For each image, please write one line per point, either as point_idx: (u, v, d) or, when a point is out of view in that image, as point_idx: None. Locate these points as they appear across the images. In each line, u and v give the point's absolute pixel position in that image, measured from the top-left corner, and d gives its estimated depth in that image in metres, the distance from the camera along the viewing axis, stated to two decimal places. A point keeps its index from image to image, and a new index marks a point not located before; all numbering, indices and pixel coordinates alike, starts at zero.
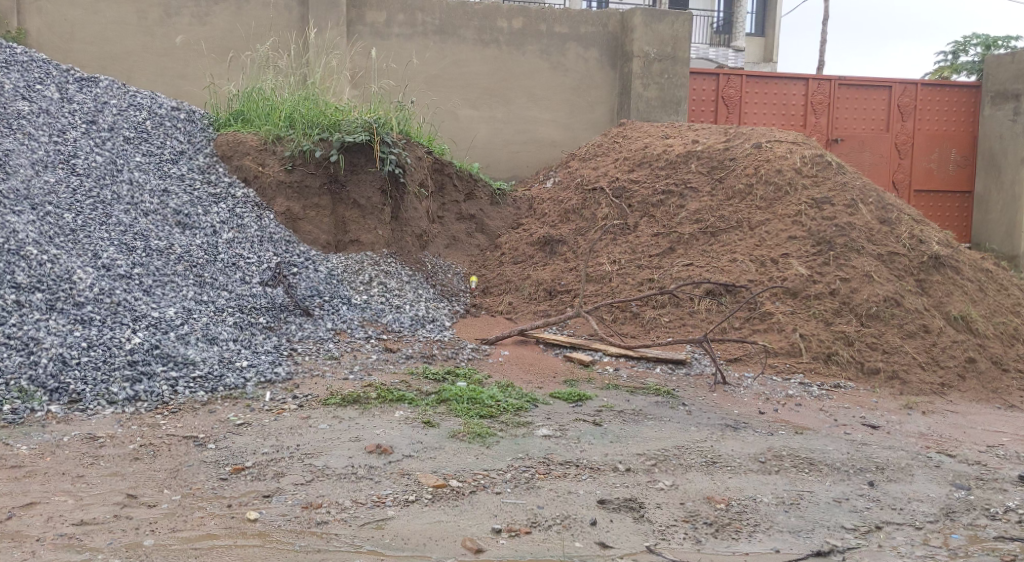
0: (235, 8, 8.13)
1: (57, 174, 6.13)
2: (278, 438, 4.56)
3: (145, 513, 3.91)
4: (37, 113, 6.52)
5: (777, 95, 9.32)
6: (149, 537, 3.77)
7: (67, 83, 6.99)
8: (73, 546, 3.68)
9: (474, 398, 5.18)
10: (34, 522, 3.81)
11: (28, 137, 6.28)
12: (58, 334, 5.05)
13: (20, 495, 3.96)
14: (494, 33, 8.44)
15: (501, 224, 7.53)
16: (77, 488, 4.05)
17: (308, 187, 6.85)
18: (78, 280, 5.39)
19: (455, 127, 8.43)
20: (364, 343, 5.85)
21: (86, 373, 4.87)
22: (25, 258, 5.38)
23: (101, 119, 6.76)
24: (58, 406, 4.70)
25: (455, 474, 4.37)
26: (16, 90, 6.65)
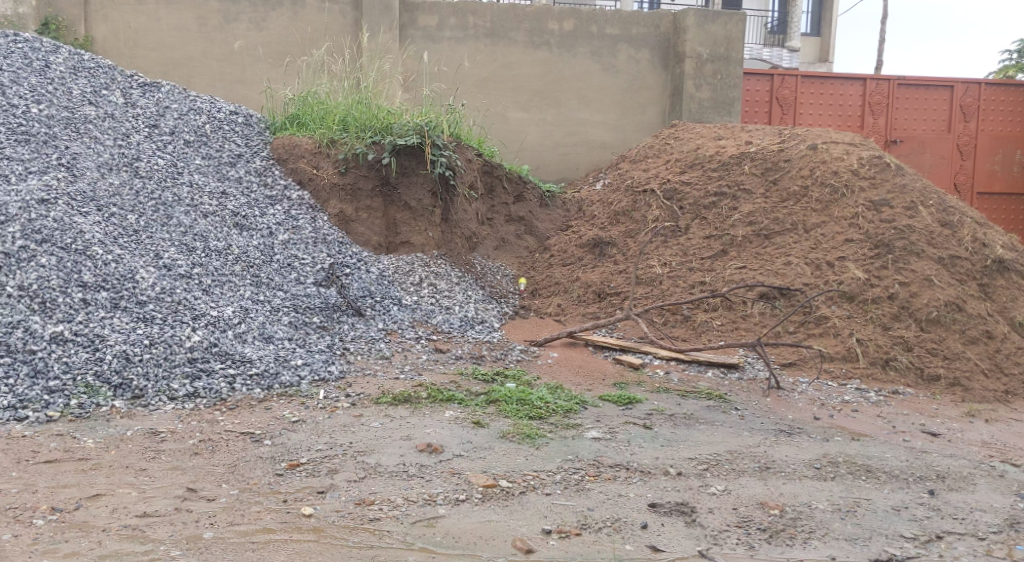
0: (292, 13, 8.21)
1: (122, 177, 6.20)
2: (332, 435, 4.59)
3: (205, 506, 3.95)
4: (103, 117, 6.61)
5: (834, 96, 9.18)
6: (208, 529, 3.80)
7: (131, 88, 7.11)
8: (137, 537, 3.72)
9: (523, 400, 5.20)
10: (101, 512, 3.86)
11: (94, 141, 6.36)
12: (123, 331, 5.09)
13: (87, 487, 4.02)
14: (544, 35, 8.42)
15: (551, 225, 7.51)
16: (141, 480, 4.10)
17: (361, 189, 6.93)
18: (141, 280, 5.44)
19: (504, 130, 8.43)
20: (414, 343, 5.90)
21: (148, 370, 4.93)
22: (91, 258, 5.42)
23: (163, 123, 6.87)
24: (122, 402, 4.77)
25: (506, 474, 4.38)
26: (82, 94, 6.74)
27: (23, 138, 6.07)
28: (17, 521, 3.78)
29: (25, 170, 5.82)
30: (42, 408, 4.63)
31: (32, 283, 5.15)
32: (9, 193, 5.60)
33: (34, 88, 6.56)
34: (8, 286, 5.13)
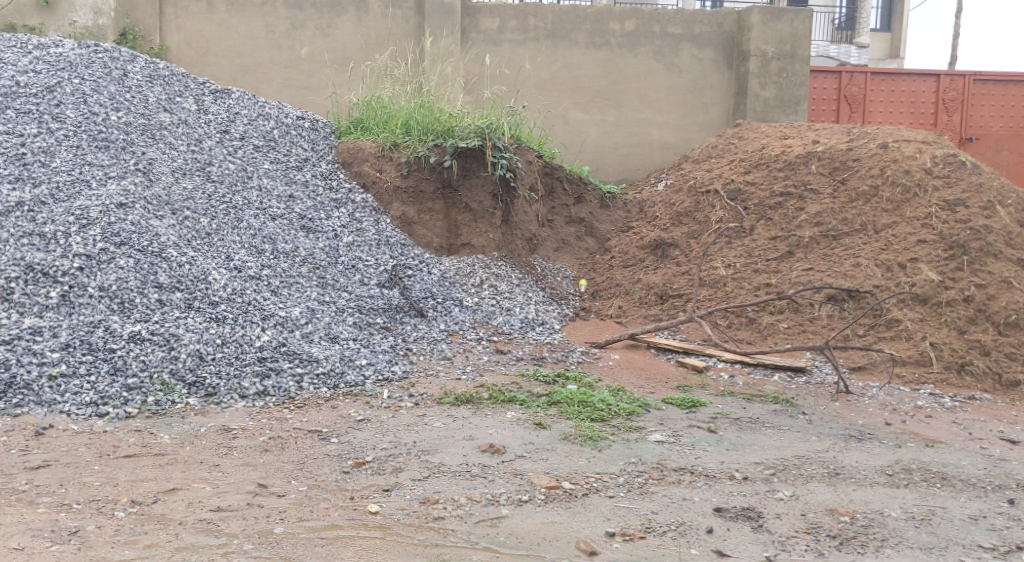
0: (356, 20, 8.30)
1: (195, 181, 6.28)
2: (396, 434, 4.62)
3: (275, 502, 3.97)
4: (177, 123, 6.70)
5: (906, 93, 9.00)
6: (279, 524, 3.81)
7: (203, 95, 7.21)
8: (211, 531, 3.75)
9: (585, 402, 5.17)
10: (177, 506, 3.90)
11: (169, 146, 6.45)
12: (197, 331, 5.14)
13: (164, 481, 4.07)
14: (605, 36, 8.37)
15: (612, 226, 7.45)
16: (214, 475, 4.14)
17: (422, 192, 6.98)
18: (214, 281, 5.50)
19: (565, 131, 8.39)
20: (476, 344, 5.90)
21: (220, 368, 4.99)
22: (166, 260, 5.48)
23: (233, 128, 6.98)
24: (196, 399, 4.83)
25: (568, 475, 4.35)
26: (158, 102, 6.82)
27: (103, 145, 6.11)
28: (99, 512, 3.82)
29: (105, 175, 5.87)
30: (121, 404, 4.69)
31: (111, 284, 5.21)
32: (89, 197, 5.67)
33: (112, 96, 6.60)
34: (89, 287, 5.17)
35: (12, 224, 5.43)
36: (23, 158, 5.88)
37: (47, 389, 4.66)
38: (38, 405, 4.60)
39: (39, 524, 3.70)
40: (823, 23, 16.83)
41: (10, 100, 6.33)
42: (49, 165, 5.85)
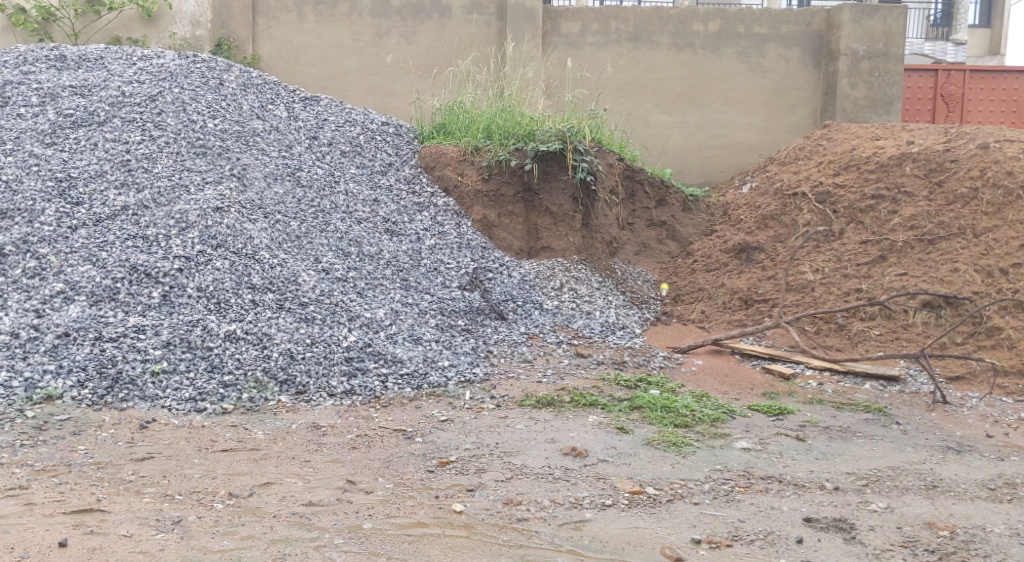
0: (439, 26, 8.36)
1: (286, 186, 6.36)
2: (479, 436, 4.64)
3: (363, 498, 3.98)
4: (269, 130, 6.79)
5: (1008, 91, 8.70)
6: (367, 520, 3.82)
7: (294, 102, 7.32)
8: (304, 524, 3.76)
9: (668, 407, 5.09)
10: (271, 499, 3.93)
11: (262, 152, 6.54)
12: (287, 331, 5.19)
13: (258, 475, 4.11)
14: (689, 37, 8.26)
15: (695, 230, 7.32)
16: (305, 471, 4.17)
17: (503, 195, 6.98)
18: (303, 282, 5.55)
19: (647, 134, 8.30)
20: (556, 347, 5.85)
21: (310, 366, 5.03)
22: (258, 262, 5.56)
23: (322, 134, 7.07)
24: (287, 397, 4.86)
25: (652, 481, 4.29)
26: (251, 109, 6.92)
27: (200, 151, 6.22)
28: (200, 503, 3.87)
29: (202, 180, 5.98)
30: (218, 400, 4.74)
31: (209, 285, 5.29)
32: (188, 201, 5.77)
33: (209, 105, 6.70)
34: (188, 288, 5.26)
35: (117, 228, 5.55)
36: (127, 164, 5.99)
37: (150, 385, 4.73)
38: (141, 400, 4.66)
39: (145, 513, 3.76)
40: (917, 21, 16.52)
41: (116, 109, 6.44)
42: (151, 171, 5.96)
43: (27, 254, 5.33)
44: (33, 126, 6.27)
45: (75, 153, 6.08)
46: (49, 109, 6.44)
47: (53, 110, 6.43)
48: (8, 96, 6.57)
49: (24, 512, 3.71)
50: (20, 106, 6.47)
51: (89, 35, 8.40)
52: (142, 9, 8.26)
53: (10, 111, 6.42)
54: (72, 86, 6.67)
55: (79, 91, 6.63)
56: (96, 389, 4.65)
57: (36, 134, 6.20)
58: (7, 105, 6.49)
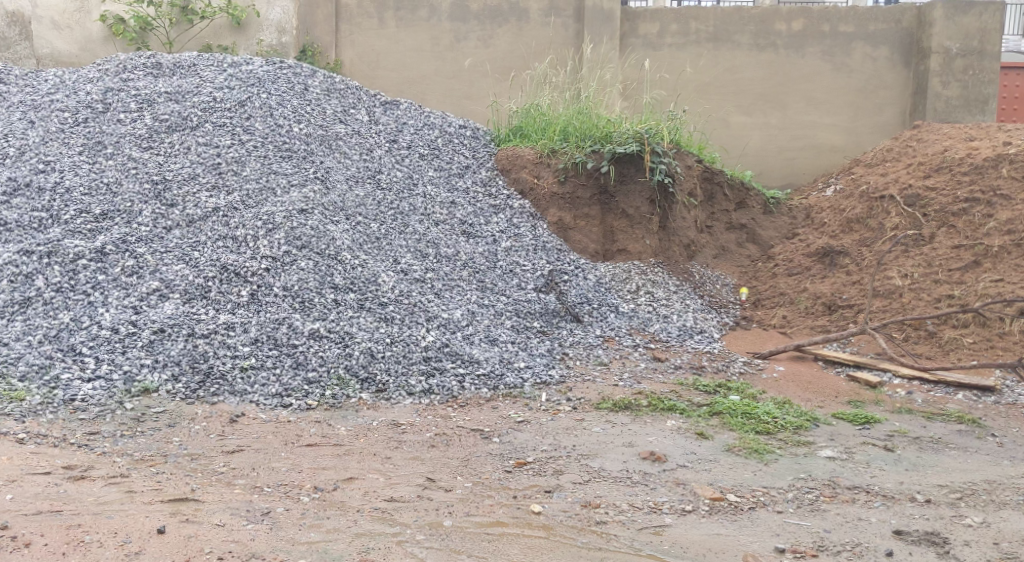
0: (516, 29, 8.34)
1: (366, 188, 6.38)
2: (556, 437, 4.59)
3: (443, 496, 3.96)
4: (351, 134, 6.83)
5: None
6: (448, 517, 3.80)
7: (374, 106, 7.36)
8: (386, 519, 3.75)
9: (749, 413, 4.97)
10: (355, 494, 3.93)
11: (344, 156, 6.58)
12: (368, 330, 5.20)
13: (342, 470, 4.11)
14: (771, 37, 8.09)
15: (776, 233, 7.15)
16: (386, 467, 4.17)
17: (579, 198, 6.92)
18: (383, 283, 5.55)
19: (727, 135, 8.17)
20: (632, 351, 5.77)
21: (389, 365, 5.04)
22: (341, 262, 5.57)
23: (402, 138, 7.09)
24: (368, 394, 4.87)
25: (734, 488, 4.19)
26: (334, 114, 6.96)
27: (286, 154, 6.28)
28: (287, 496, 3.88)
29: (288, 183, 6.02)
30: (303, 396, 4.78)
31: (294, 284, 5.31)
32: (275, 203, 5.82)
33: (295, 109, 6.75)
34: (274, 287, 5.29)
35: (209, 229, 5.61)
36: (218, 167, 6.05)
37: (239, 380, 4.78)
38: (232, 394, 4.72)
39: (237, 504, 3.78)
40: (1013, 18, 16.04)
41: (208, 114, 6.50)
42: (240, 174, 6.01)
43: (125, 254, 5.41)
44: (131, 130, 6.34)
45: (170, 156, 6.15)
46: (147, 114, 6.49)
47: (150, 115, 6.48)
48: (109, 102, 6.64)
49: (125, 500, 3.76)
50: (119, 111, 6.53)
51: (182, 42, 8.61)
52: (231, 17, 8.47)
53: (110, 117, 6.49)
54: (169, 92, 6.70)
55: (175, 97, 6.66)
56: (189, 383, 4.73)
57: (135, 138, 6.26)
58: (108, 111, 6.57)
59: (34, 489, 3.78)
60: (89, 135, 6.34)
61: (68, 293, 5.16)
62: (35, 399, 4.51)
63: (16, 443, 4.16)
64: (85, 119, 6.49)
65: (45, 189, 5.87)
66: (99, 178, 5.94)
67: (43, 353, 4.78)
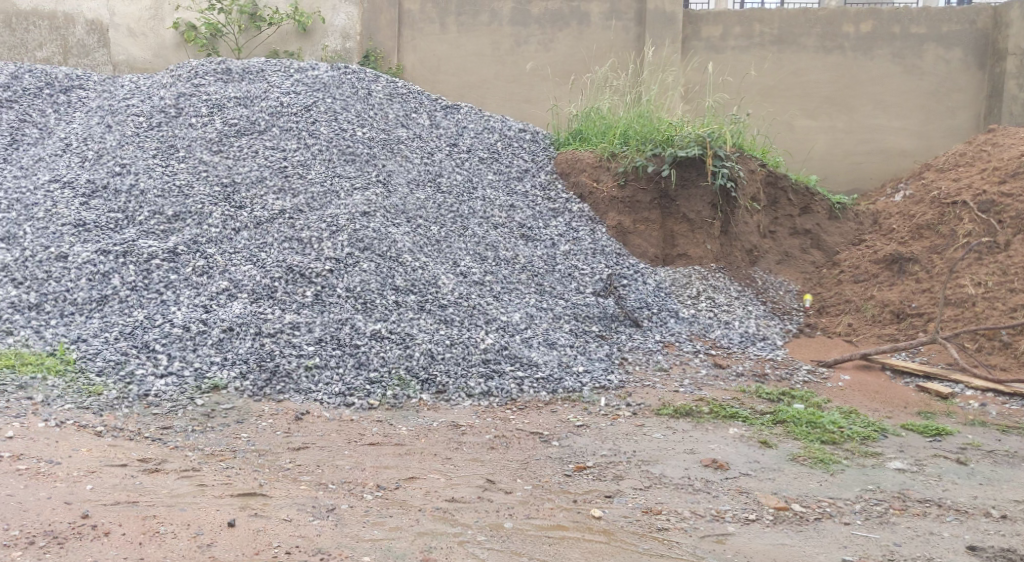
0: (577, 33, 8.29)
1: (427, 192, 6.37)
2: (616, 442, 4.52)
3: (503, 498, 3.92)
4: (413, 138, 6.83)
5: None
6: (508, 519, 3.76)
7: (435, 110, 7.35)
8: (447, 520, 3.73)
9: (814, 422, 4.84)
10: (416, 493, 3.91)
11: (405, 159, 6.58)
12: (428, 332, 5.18)
13: (403, 469, 4.10)
14: (838, 39, 7.93)
15: (842, 239, 6.98)
16: (446, 468, 4.14)
17: (639, 202, 6.83)
18: (443, 285, 5.53)
19: (791, 139, 8.04)
20: (693, 357, 5.67)
21: (449, 367, 5.01)
22: (401, 265, 5.56)
23: (462, 142, 7.07)
24: (428, 395, 4.85)
25: (799, 497, 4.08)
26: (396, 118, 6.97)
27: (350, 158, 6.29)
28: (351, 493, 3.88)
29: (351, 186, 6.03)
30: (364, 396, 4.78)
31: (357, 285, 5.31)
32: (339, 206, 5.83)
33: (359, 114, 6.77)
34: (338, 288, 5.29)
35: (276, 230, 5.63)
36: (285, 171, 6.08)
37: (304, 378, 4.79)
38: (296, 393, 4.73)
39: (303, 500, 3.80)
40: None
41: (275, 118, 6.54)
42: (305, 177, 6.04)
43: (196, 254, 5.45)
44: (202, 135, 6.37)
45: (239, 159, 6.18)
46: (217, 119, 6.53)
47: (220, 120, 6.53)
48: (182, 107, 6.68)
49: (197, 493, 3.80)
50: (191, 115, 6.57)
51: (250, 48, 8.73)
52: (298, 24, 8.53)
53: (183, 121, 6.52)
54: (237, 97, 6.75)
55: (243, 102, 6.71)
56: (256, 381, 4.75)
57: (205, 142, 6.31)
58: (181, 115, 6.60)
59: (112, 480, 3.84)
60: (163, 138, 6.36)
61: (142, 292, 5.22)
62: (112, 393, 4.57)
63: (94, 435, 4.23)
64: (158, 123, 6.51)
65: (120, 191, 5.91)
66: (171, 180, 5.96)
67: (119, 349, 4.84)
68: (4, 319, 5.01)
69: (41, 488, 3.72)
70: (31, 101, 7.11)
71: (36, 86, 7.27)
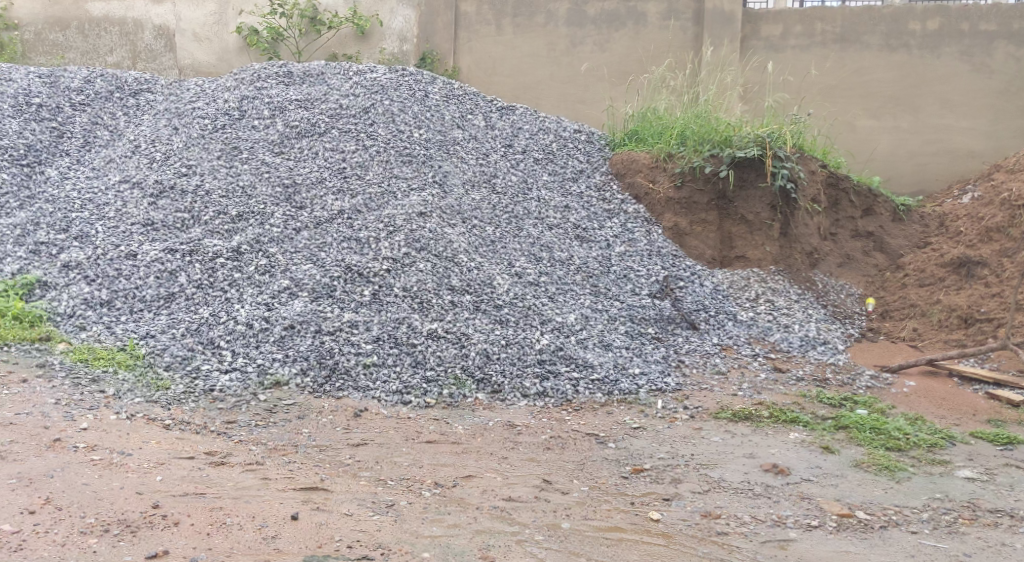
0: (634, 33, 8.20)
1: (482, 193, 6.34)
2: (673, 446, 4.43)
3: (560, 499, 3.87)
4: (468, 139, 6.81)
5: None
6: (566, 520, 3.71)
7: (490, 111, 7.31)
8: (505, 519, 3.69)
9: (878, 428, 4.70)
10: (473, 492, 3.87)
11: (461, 160, 6.55)
12: (483, 331, 5.14)
13: (460, 467, 4.07)
14: (904, 37, 7.75)
15: (906, 242, 6.82)
16: (503, 467, 4.10)
17: (696, 203, 6.74)
18: (498, 285, 5.49)
19: (853, 139, 7.88)
20: (752, 360, 5.56)
21: (504, 367, 4.97)
22: (457, 265, 5.54)
23: (517, 143, 7.03)
24: (484, 395, 4.81)
25: (863, 504, 3.96)
26: (452, 119, 6.95)
27: (407, 159, 6.28)
28: (409, 490, 3.86)
29: (408, 187, 6.03)
30: (421, 394, 4.75)
31: (413, 285, 5.30)
32: (396, 206, 5.82)
33: (416, 116, 6.77)
34: (395, 287, 5.28)
35: (335, 230, 5.63)
36: (344, 172, 6.09)
37: (362, 376, 4.78)
38: (355, 390, 4.73)
39: (363, 495, 3.79)
40: None
41: (334, 120, 6.55)
42: (364, 178, 6.04)
43: (258, 253, 5.47)
44: (265, 137, 6.41)
45: (300, 161, 6.20)
46: (279, 121, 6.56)
47: (282, 122, 6.56)
48: (244, 109, 6.71)
49: (261, 486, 3.81)
50: (254, 118, 6.61)
51: (311, 52, 8.76)
52: (356, 27, 8.55)
53: (246, 124, 6.56)
54: (297, 100, 6.78)
55: (304, 104, 6.73)
56: (316, 377, 4.75)
57: (268, 144, 6.34)
58: (244, 118, 6.63)
59: (180, 472, 3.86)
60: (227, 140, 6.38)
61: (207, 290, 5.25)
62: (179, 388, 4.61)
63: (162, 428, 4.26)
64: (223, 125, 6.54)
65: (186, 191, 5.92)
66: (235, 181, 5.99)
67: (185, 346, 4.88)
68: (78, 315, 5.12)
69: (114, 478, 3.76)
70: (102, 104, 7.17)
71: (106, 90, 7.32)
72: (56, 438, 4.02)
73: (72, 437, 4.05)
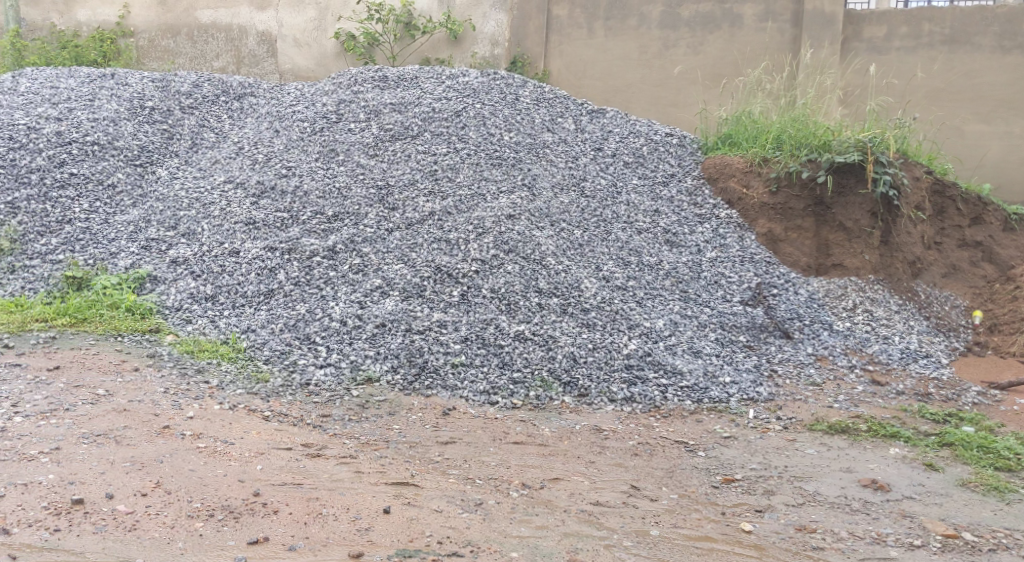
0: (729, 35, 8.01)
1: (571, 196, 6.25)
2: (766, 457, 4.27)
3: (648, 505, 3.76)
4: (558, 142, 6.73)
5: None
6: (654, 527, 3.60)
7: (580, 115, 7.22)
8: (593, 522, 3.60)
9: (986, 447, 4.45)
10: (561, 494, 3.79)
11: (550, 163, 6.47)
12: (571, 334, 5.05)
13: (547, 469, 3.99)
14: (1018, 38, 7.41)
15: (1017, 252, 6.50)
16: (591, 471, 4.00)
17: (792, 209, 6.53)
18: (586, 289, 5.38)
19: (961, 145, 7.59)
20: (849, 372, 5.35)
21: (591, 371, 4.87)
22: (545, 267, 5.45)
23: (606, 146, 6.92)
24: (570, 398, 4.73)
25: (970, 525, 3.75)
26: (542, 122, 6.88)
27: (497, 162, 6.23)
28: (497, 490, 3.79)
29: (498, 190, 5.97)
30: (508, 396, 4.70)
31: (501, 286, 5.24)
32: (485, 208, 5.77)
33: (507, 119, 6.72)
34: (483, 289, 5.22)
35: (425, 231, 5.61)
36: (435, 174, 6.06)
37: (450, 375, 4.75)
38: (444, 389, 4.69)
39: (452, 492, 3.74)
40: None
41: (426, 124, 6.54)
42: (454, 180, 6.01)
43: (352, 253, 5.48)
44: (360, 138, 6.42)
45: (392, 162, 6.19)
46: (373, 124, 6.58)
47: (376, 125, 6.57)
48: (341, 113, 6.76)
49: (354, 478, 3.79)
50: (350, 121, 6.64)
51: (405, 57, 8.76)
52: (450, 32, 8.51)
53: (342, 126, 6.59)
54: (392, 103, 6.78)
55: (398, 108, 6.73)
56: (405, 375, 4.74)
57: (363, 146, 6.35)
58: (340, 120, 6.67)
59: (279, 462, 3.87)
60: (324, 142, 6.42)
61: (304, 287, 5.28)
62: (277, 381, 4.63)
63: (262, 419, 4.28)
64: (320, 127, 6.59)
65: (286, 191, 5.97)
66: (331, 182, 6.02)
67: (282, 341, 4.92)
68: (184, 309, 5.20)
69: (218, 465, 3.80)
70: (208, 107, 7.29)
71: (213, 94, 7.45)
72: (166, 425, 4.07)
73: (180, 424, 4.10)
